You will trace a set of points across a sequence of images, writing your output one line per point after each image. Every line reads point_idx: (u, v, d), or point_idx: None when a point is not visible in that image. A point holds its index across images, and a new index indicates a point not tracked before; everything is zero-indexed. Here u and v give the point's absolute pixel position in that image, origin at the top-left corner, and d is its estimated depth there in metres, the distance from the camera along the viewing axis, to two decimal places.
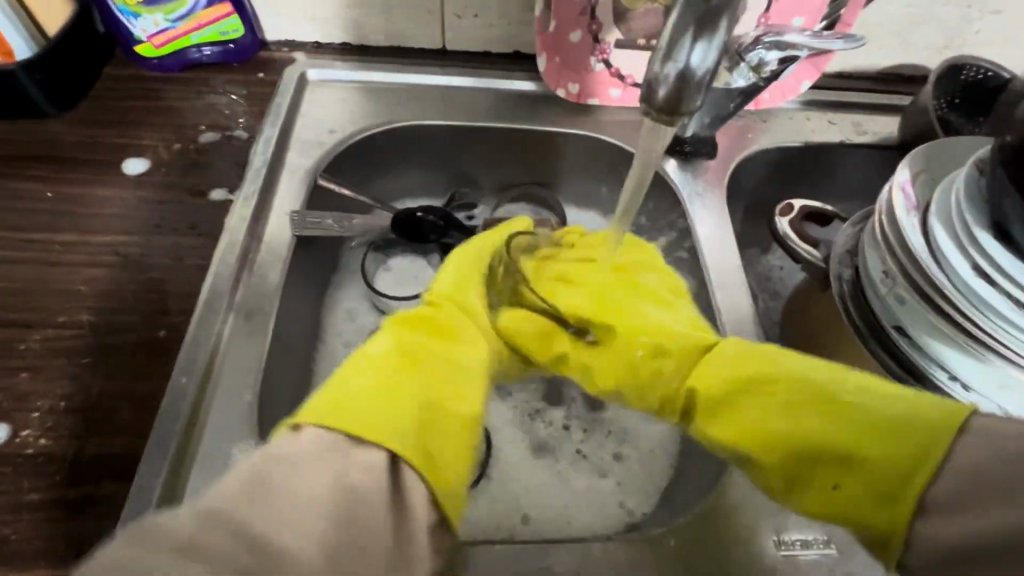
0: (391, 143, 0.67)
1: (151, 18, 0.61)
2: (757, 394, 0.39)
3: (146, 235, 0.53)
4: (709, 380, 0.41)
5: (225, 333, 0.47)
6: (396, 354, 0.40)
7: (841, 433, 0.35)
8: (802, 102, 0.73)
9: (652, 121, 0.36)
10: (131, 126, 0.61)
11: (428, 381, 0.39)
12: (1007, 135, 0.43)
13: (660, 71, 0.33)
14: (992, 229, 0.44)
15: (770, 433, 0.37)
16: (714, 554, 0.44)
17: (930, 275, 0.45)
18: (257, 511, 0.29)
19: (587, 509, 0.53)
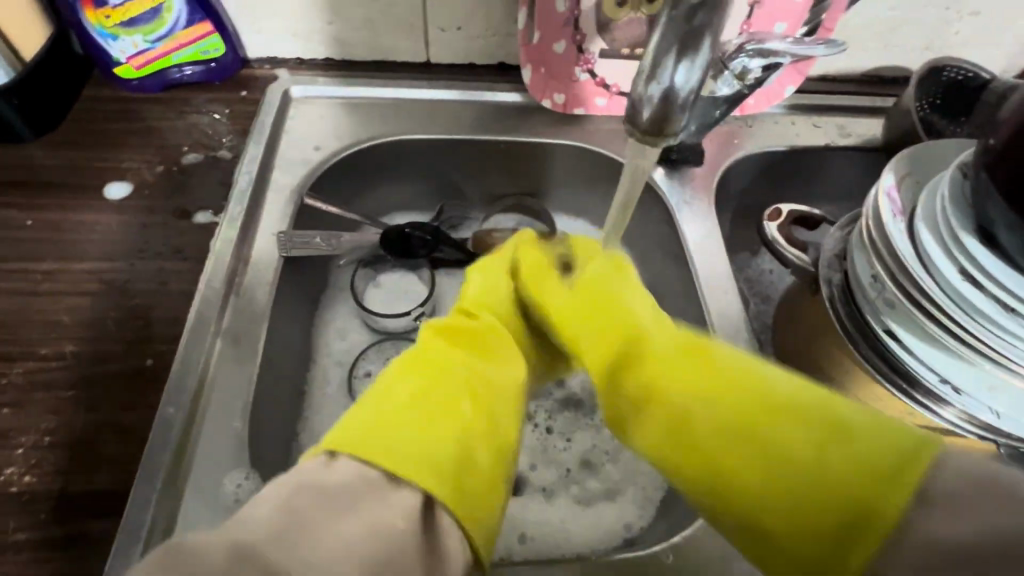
0: (377, 158, 0.66)
1: (129, 39, 0.60)
2: (718, 390, 0.34)
3: (130, 261, 0.52)
4: (669, 371, 0.36)
5: (213, 359, 0.47)
6: (434, 373, 0.38)
7: (813, 437, 0.30)
8: (787, 106, 0.73)
9: (638, 141, 0.37)
10: (111, 149, 0.60)
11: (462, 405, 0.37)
12: (989, 138, 0.43)
13: (643, 92, 0.34)
14: (977, 231, 0.44)
15: (730, 429, 0.32)
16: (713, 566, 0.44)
17: (919, 280, 0.46)
18: (286, 548, 0.27)
19: (581, 523, 0.53)
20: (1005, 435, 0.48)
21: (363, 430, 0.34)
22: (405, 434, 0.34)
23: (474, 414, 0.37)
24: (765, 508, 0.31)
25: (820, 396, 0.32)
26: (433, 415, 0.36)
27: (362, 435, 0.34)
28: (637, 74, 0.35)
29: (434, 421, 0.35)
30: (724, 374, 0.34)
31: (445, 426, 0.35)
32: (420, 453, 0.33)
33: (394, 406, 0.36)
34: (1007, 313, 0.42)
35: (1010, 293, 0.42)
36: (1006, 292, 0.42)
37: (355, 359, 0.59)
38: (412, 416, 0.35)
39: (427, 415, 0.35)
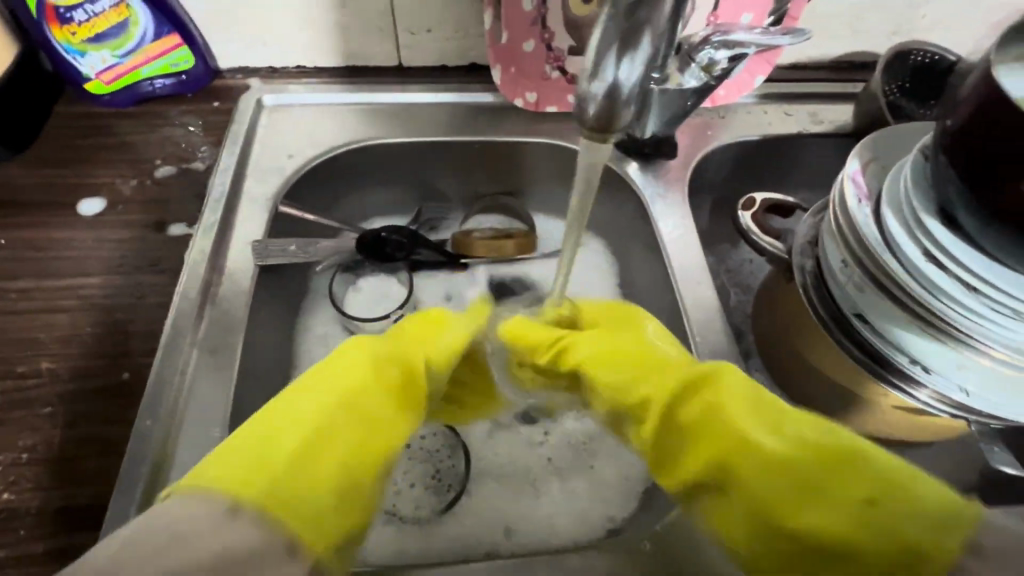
0: (353, 163, 0.67)
1: (97, 55, 0.60)
2: (765, 432, 0.34)
3: (105, 276, 0.52)
4: (721, 411, 0.36)
5: (190, 370, 0.47)
6: (328, 398, 0.37)
7: (859, 483, 0.30)
8: (758, 96, 0.74)
9: (587, 137, 0.38)
10: (85, 165, 0.60)
11: (344, 442, 0.36)
12: (947, 119, 0.44)
13: (588, 90, 0.35)
14: (938, 212, 0.45)
15: (771, 460, 0.33)
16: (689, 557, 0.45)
17: (885, 263, 0.46)
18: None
19: (567, 518, 0.53)
20: (978, 414, 0.48)
21: (240, 448, 0.33)
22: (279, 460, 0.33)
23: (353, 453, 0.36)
24: (794, 545, 0.31)
25: (855, 444, 0.32)
26: (314, 447, 0.34)
27: (233, 451, 0.32)
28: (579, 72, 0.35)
29: (313, 452, 0.34)
30: (764, 412, 0.35)
31: (323, 458, 0.34)
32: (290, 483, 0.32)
33: (279, 427, 0.35)
34: (970, 292, 0.43)
35: (972, 272, 0.42)
36: (967, 272, 0.42)
37: None
38: (283, 450, 0.33)
39: (307, 446, 0.34)
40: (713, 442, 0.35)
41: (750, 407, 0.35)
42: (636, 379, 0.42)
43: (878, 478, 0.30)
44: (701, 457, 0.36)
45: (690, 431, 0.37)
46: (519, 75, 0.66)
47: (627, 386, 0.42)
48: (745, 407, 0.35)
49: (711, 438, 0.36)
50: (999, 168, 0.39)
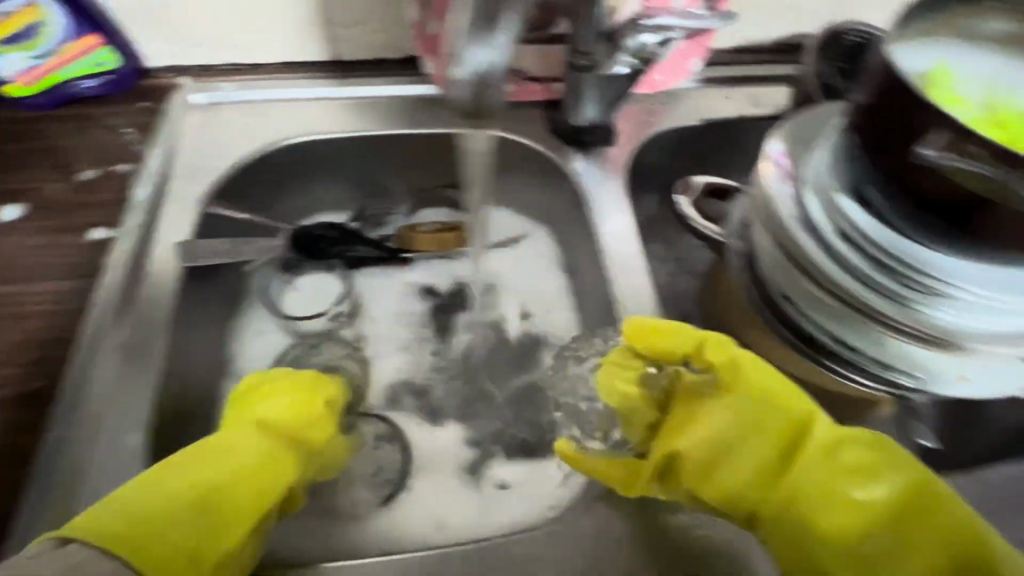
0: (289, 160, 0.65)
1: (12, 57, 0.59)
2: (916, 505, 0.40)
3: (22, 284, 0.51)
4: (850, 458, 0.42)
5: (106, 377, 0.46)
6: (201, 469, 0.44)
7: (948, 544, 0.38)
8: (699, 80, 0.73)
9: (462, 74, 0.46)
10: (5, 171, 0.59)
11: (210, 502, 0.43)
12: (858, 95, 0.44)
13: (457, 73, 0.46)
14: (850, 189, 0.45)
15: (826, 529, 0.40)
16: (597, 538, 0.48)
17: (803, 244, 0.46)
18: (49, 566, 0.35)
19: (499, 508, 0.56)
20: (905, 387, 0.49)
21: (126, 494, 0.41)
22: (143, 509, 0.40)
23: (219, 511, 0.43)
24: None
25: (957, 510, 0.39)
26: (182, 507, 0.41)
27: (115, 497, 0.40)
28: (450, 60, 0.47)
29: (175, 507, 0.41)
30: (918, 488, 0.40)
31: (184, 513, 0.41)
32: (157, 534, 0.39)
33: (155, 487, 0.42)
34: (883, 268, 0.43)
35: (883, 247, 0.43)
36: (879, 247, 0.43)
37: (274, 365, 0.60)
38: (188, 482, 0.44)
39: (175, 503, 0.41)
40: (800, 488, 0.42)
41: (885, 474, 0.41)
42: (788, 433, 0.44)
43: (961, 549, 0.38)
44: (816, 514, 0.41)
45: (807, 486, 0.42)
46: None
47: (766, 436, 0.45)
48: (886, 474, 0.41)
49: (839, 488, 0.41)
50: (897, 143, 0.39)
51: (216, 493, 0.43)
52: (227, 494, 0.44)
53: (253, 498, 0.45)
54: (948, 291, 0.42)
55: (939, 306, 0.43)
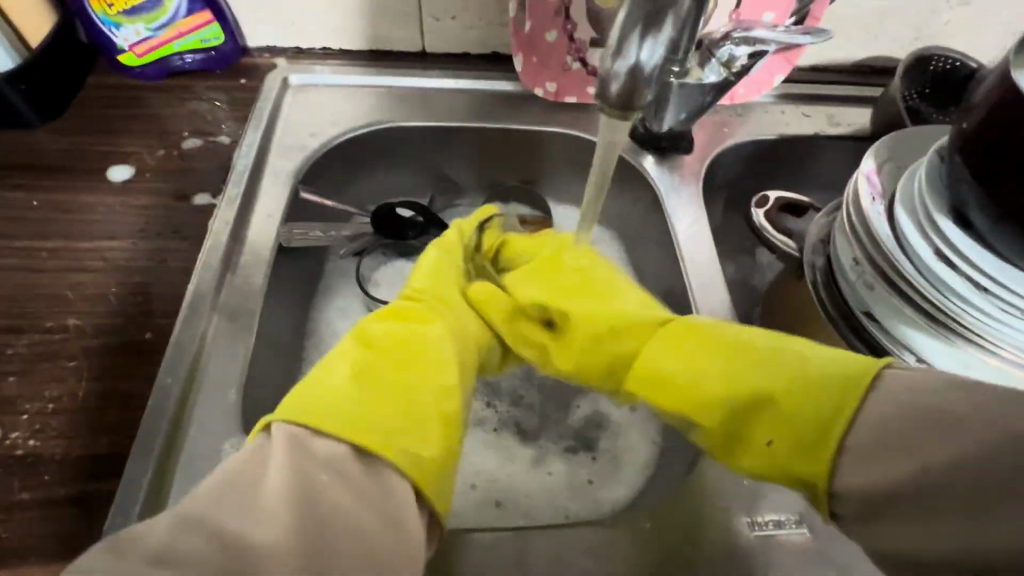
0: (373, 147, 0.68)
1: (131, 27, 0.62)
2: None
3: (132, 240, 0.53)
4: None
5: (209, 336, 0.48)
6: (409, 347, 0.41)
7: None
8: (778, 95, 0.74)
9: (608, 117, 0.39)
10: (115, 135, 0.61)
11: (402, 393, 0.38)
12: None
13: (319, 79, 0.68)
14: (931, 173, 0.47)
15: None
16: (694, 541, 0.44)
17: (894, 258, 0.47)
18: (228, 513, 0.28)
19: (550, 484, 0.56)
20: None
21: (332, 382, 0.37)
22: (372, 400, 0.36)
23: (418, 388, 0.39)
24: None
25: None
26: (392, 388, 0.38)
27: (343, 378, 0.37)
28: (310, 80, 0.68)
29: (415, 380, 0.39)
30: None
31: (421, 389, 0.39)
32: (387, 416, 0.35)
33: (368, 368, 0.39)
34: (978, 288, 0.44)
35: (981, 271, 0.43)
36: (974, 269, 0.44)
37: None
38: (374, 371, 0.39)
39: (385, 391, 0.37)
40: None
41: None
42: None
43: None
44: None
45: None
46: (541, 65, 0.67)
47: None
48: None
49: None
50: (1010, 171, 0.40)
51: (414, 365, 0.40)
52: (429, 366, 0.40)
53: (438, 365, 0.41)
54: None
55: None
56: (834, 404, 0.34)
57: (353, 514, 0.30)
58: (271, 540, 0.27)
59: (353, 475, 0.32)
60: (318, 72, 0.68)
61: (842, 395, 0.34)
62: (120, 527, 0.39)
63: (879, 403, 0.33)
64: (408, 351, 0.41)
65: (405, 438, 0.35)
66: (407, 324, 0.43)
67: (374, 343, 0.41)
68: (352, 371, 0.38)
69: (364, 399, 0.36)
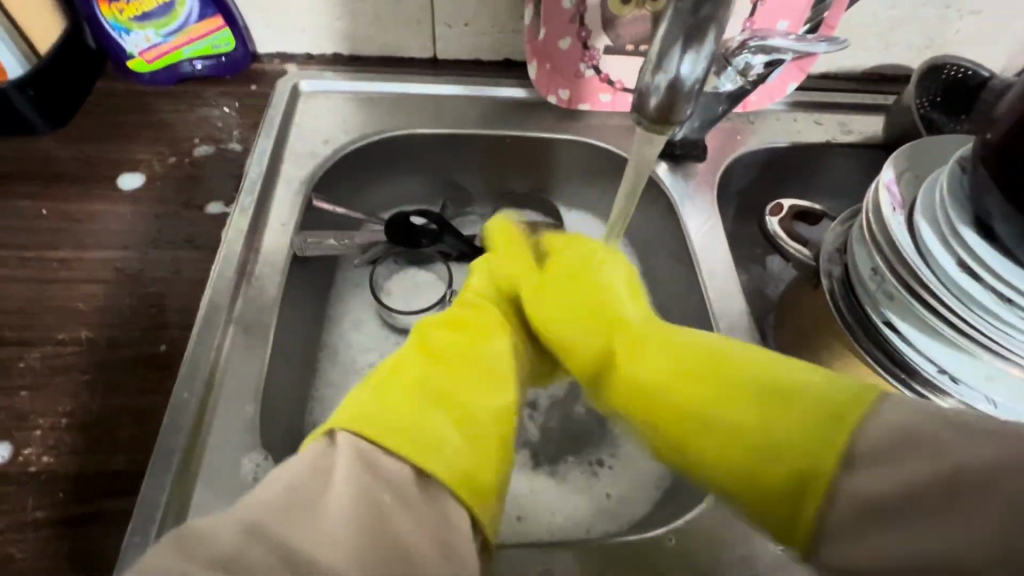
0: (384, 154, 0.67)
1: (141, 33, 0.61)
2: None
3: (144, 249, 0.52)
4: None
5: (225, 348, 0.47)
6: (454, 362, 0.42)
7: None
8: (790, 103, 0.74)
9: (644, 130, 0.39)
10: (124, 142, 0.60)
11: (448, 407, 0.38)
12: None
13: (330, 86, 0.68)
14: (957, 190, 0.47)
15: None
16: (718, 554, 0.44)
17: (916, 269, 0.47)
18: (295, 525, 0.28)
19: (568, 495, 0.55)
20: None
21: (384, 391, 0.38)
22: (417, 414, 0.36)
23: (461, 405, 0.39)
24: None
25: None
26: (438, 403, 0.38)
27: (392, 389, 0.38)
28: (321, 87, 0.67)
29: (458, 396, 0.39)
30: None
31: (467, 404, 0.39)
32: (435, 430, 0.36)
33: (416, 382, 0.39)
34: (1002, 300, 0.43)
35: (1005, 284, 0.43)
36: (998, 282, 0.43)
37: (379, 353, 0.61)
38: (422, 385, 0.39)
39: (433, 406, 0.38)
40: None
41: None
42: None
43: None
44: None
45: None
46: (554, 72, 0.67)
47: None
48: None
49: None
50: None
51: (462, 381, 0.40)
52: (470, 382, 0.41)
53: (485, 382, 0.41)
54: None
55: None
56: (811, 436, 0.31)
57: (414, 534, 0.30)
58: (335, 557, 0.27)
59: (414, 501, 0.32)
60: (328, 79, 0.67)
61: (829, 425, 0.31)
62: (138, 546, 0.38)
63: (878, 432, 0.29)
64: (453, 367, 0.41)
65: (446, 451, 0.35)
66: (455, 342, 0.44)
67: (423, 356, 0.42)
68: (402, 384, 0.39)
69: (418, 410, 0.37)
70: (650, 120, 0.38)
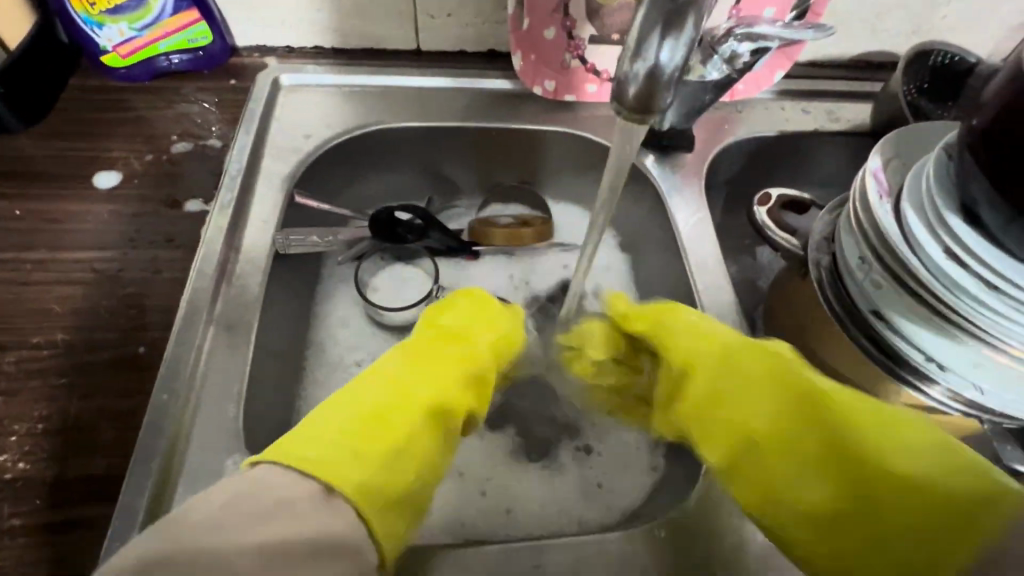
0: (368, 148, 0.66)
1: (115, 27, 0.59)
2: None
3: (121, 249, 0.51)
4: None
5: (206, 349, 0.46)
6: (399, 386, 0.42)
7: None
8: (777, 91, 0.74)
9: (624, 120, 0.39)
10: (100, 139, 0.59)
11: (376, 429, 0.38)
12: None
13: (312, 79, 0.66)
14: (929, 189, 0.46)
15: None
16: (706, 545, 0.44)
17: (902, 258, 0.46)
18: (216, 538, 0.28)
19: (556, 490, 0.55)
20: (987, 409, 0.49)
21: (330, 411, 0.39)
22: (351, 438, 0.37)
23: (392, 432, 0.38)
24: None
25: None
26: (372, 427, 0.38)
27: (337, 410, 0.39)
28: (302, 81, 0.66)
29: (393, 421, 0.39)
30: None
31: (397, 431, 0.38)
32: (359, 452, 0.36)
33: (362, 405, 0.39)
34: (987, 288, 0.43)
35: (990, 273, 0.42)
36: (984, 269, 0.43)
37: (366, 350, 0.60)
38: (365, 408, 0.39)
39: (366, 430, 0.38)
40: None
41: None
42: None
43: None
44: None
45: None
46: (539, 63, 0.66)
47: None
48: None
49: None
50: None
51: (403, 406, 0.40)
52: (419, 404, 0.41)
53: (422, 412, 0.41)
54: None
55: None
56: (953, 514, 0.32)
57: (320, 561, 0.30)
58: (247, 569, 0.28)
59: (329, 529, 0.31)
60: (309, 72, 0.66)
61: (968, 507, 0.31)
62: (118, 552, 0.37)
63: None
64: (399, 391, 0.41)
65: (362, 474, 0.35)
66: (411, 366, 0.44)
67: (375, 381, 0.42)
68: (349, 406, 0.39)
69: (354, 434, 0.37)
70: (637, 115, 0.37)
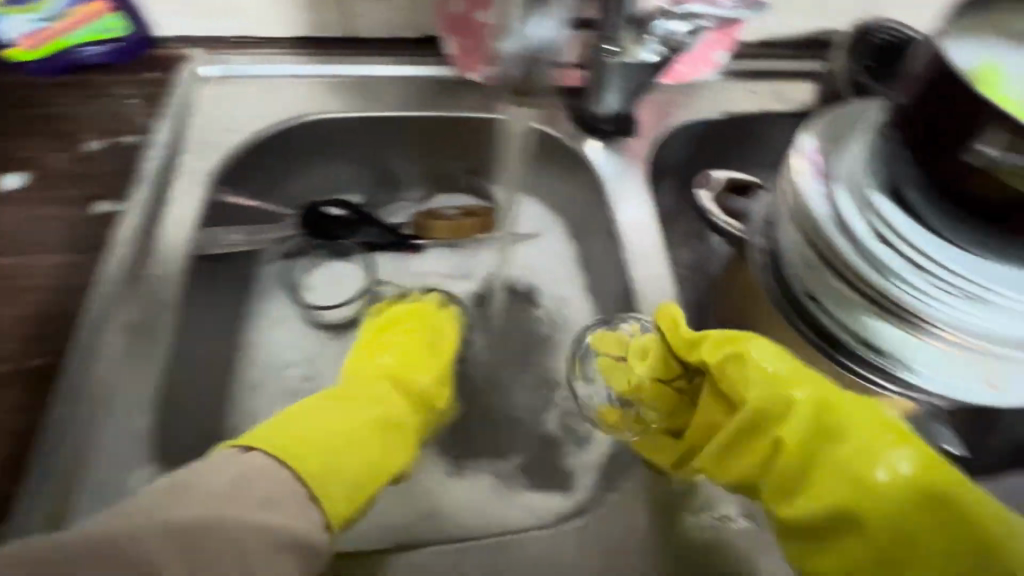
0: (300, 142, 0.63)
1: (18, 18, 0.58)
2: None
3: (24, 255, 0.48)
4: None
5: (113, 359, 0.44)
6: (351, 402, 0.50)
7: None
8: (724, 73, 0.72)
9: None
10: (7, 138, 0.56)
11: (334, 435, 0.46)
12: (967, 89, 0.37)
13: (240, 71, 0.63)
14: (853, 171, 0.47)
15: None
16: (633, 540, 0.43)
17: (831, 237, 0.45)
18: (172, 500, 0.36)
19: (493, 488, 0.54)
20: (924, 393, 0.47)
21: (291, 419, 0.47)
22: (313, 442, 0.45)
23: (346, 438, 0.47)
24: None
25: None
26: (329, 434, 0.46)
27: (297, 419, 0.47)
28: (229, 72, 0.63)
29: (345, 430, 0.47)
30: None
31: (352, 437, 0.47)
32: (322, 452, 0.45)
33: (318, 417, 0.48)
34: (912, 266, 0.42)
35: (914, 249, 0.42)
36: (907, 247, 0.43)
37: (300, 352, 0.58)
38: (325, 416, 0.48)
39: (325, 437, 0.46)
40: None
41: None
42: None
43: None
44: None
45: None
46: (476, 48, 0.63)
47: None
48: None
49: None
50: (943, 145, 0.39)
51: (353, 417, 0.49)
52: (369, 419, 0.49)
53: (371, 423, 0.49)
54: (989, 291, 0.41)
55: (965, 305, 0.42)
56: None
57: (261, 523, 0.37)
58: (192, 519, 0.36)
59: (281, 504, 0.40)
60: (235, 65, 0.63)
61: None
62: None
63: None
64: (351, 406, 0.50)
65: (325, 470, 0.44)
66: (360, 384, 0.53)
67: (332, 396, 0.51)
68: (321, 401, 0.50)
69: (315, 437, 0.46)
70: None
